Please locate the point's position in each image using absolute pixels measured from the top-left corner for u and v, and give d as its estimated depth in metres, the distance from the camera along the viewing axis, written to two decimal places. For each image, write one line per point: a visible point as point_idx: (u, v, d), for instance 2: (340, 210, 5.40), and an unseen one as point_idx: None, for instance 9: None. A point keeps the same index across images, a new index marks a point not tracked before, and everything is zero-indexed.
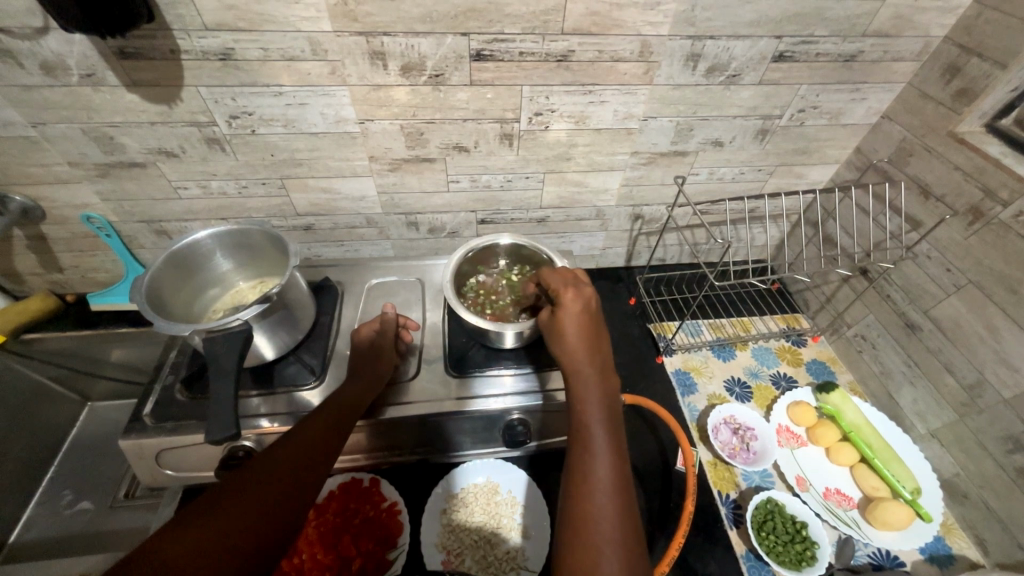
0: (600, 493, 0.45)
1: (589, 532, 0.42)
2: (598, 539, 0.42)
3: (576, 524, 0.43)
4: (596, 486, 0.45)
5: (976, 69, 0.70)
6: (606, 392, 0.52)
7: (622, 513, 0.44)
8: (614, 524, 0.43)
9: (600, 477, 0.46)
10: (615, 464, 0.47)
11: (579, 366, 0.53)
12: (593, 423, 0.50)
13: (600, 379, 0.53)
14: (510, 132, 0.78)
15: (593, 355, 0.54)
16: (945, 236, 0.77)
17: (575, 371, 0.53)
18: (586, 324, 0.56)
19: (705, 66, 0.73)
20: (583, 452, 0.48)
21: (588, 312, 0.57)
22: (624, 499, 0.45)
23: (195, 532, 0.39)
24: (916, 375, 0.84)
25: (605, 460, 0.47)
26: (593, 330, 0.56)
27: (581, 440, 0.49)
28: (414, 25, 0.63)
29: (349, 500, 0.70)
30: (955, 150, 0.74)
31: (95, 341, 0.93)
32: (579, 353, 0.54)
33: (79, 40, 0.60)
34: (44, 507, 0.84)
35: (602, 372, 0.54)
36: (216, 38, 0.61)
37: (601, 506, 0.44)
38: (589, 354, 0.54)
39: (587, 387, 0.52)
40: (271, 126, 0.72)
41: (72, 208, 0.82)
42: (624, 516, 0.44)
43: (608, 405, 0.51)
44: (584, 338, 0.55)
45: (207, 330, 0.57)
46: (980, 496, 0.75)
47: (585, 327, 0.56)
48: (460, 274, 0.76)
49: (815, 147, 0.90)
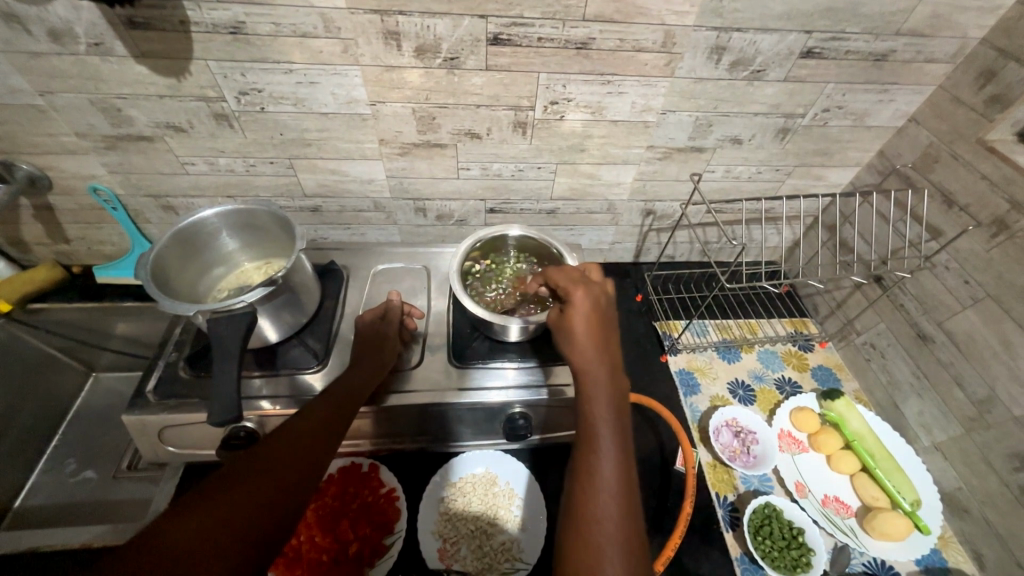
0: (605, 494, 0.44)
1: (592, 534, 0.42)
2: (601, 540, 0.41)
3: (580, 525, 0.43)
4: (600, 488, 0.45)
5: (1013, 75, 0.67)
6: (614, 393, 0.51)
7: (627, 514, 0.43)
8: (618, 525, 0.43)
9: (606, 480, 0.45)
10: (622, 466, 0.47)
11: (588, 365, 0.52)
12: (601, 422, 0.49)
13: (609, 378, 0.52)
14: (524, 121, 0.76)
15: (603, 356, 0.53)
16: (966, 246, 0.75)
17: (585, 371, 0.52)
18: (596, 323, 0.55)
19: (729, 60, 0.70)
20: (589, 453, 0.47)
21: (598, 309, 0.56)
22: (629, 501, 0.45)
23: (196, 519, 0.38)
24: (924, 387, 0.83)
25: (612, 461, 0.46)
26: (603, 327, 0.55)
27: (588, 440, 0.48)
28: (430, 4, 0.61)
29: (348, 484, 0.70)
30: (983, 159, 0.72)
31: (100, 314, 0.93)
32: (590, 352, 0.53)
33: (87, 8, 0.58)
34: (48, 476, 0.85)
35: (612, 372, 0.53)
36: (227, 10, 0.60)
37: (606, 508, 0.43)
38: (599, 355, 0.53)
39: (596, 387, 0.51)
40: (281, 104, 0.71)
41: (78, 179, 0.81)
42: (628, 518, 0.43)
43: (618, 404, 0.51)
44: (595, 336, 0.54)
45: (211, 310, 0.56)
46: (981, 511, 0.74)
47: (595, 325, 0.55)
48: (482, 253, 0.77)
49: (837, 148, 0.87)
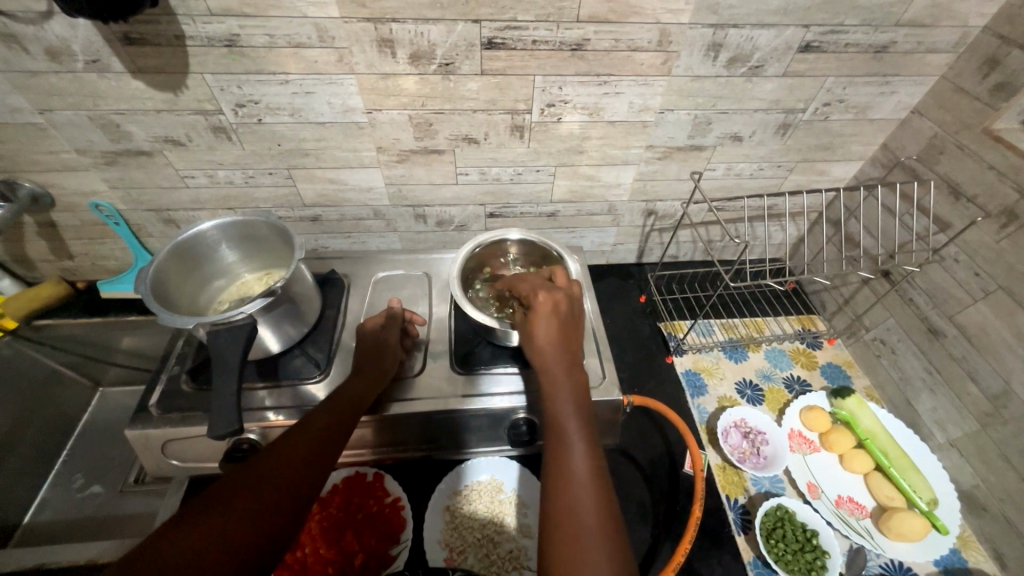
0: (579, 488, 0.44)
1: (570, 531, 0.41)
2: (580, 537, 0.40)
3: (558, 525, 0.42)
4: (574, 485, 0.44)
5: (1018, 62, 0.66)
6: (578, 389, 0.51)
7: (602, 507, 0.43)
8: (595, 521, 0.41)
9: (578, 477, 0.44)
10: (592, 458, 0.46)
11: (552, 365, 0.53)
12: (567, 419, 0.49)
13: (571, 375, 0.52)
14: (521, 124, 0.76)
15: (564, 354, 0.54)
16: (975, 238, 0.74)
17: (549, 373, 0.52)
18: (558, 324, 0.56)
19: (726, 56, 0.69)
20: (560, 452, 0.47)
21: (560, 309, 0.57)
22: (604, 493, 0.44)
23: (194, 532, 0.38)
24: (937, 382, 0.82)
25: (583, 457, 0.46)
26: (564, 327, 0.56)
27: (558, 438, 0.48)
28: (424, 11, 0.61)
29: (352, 494, 0.70)
30: (989, 149, 0.71)
31: (106, 329, 0.94)
32: (552, 354, 0.53)
33: (83, 25, 0.59)
34: (56, 490, 0.85)
35: (575, 371, 0.53)
36: (222, 24, 0.60)
37: (582, 504, 0.42)
38: (561, 355, 0.53)
39: (558, 385, 0.51)
40: (278, 115, 0.71)
41: (80, 196, 0.82)
42: (607, 512, 0.42)
43: (582, 399, 0.51)
44: (556, 335, 0.55)
45: (211, 323, 0.56)
46: (1000, 509, 0.72)
47: (557, 325, 0.56)
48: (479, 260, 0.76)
49: (840, 142, 0.86)
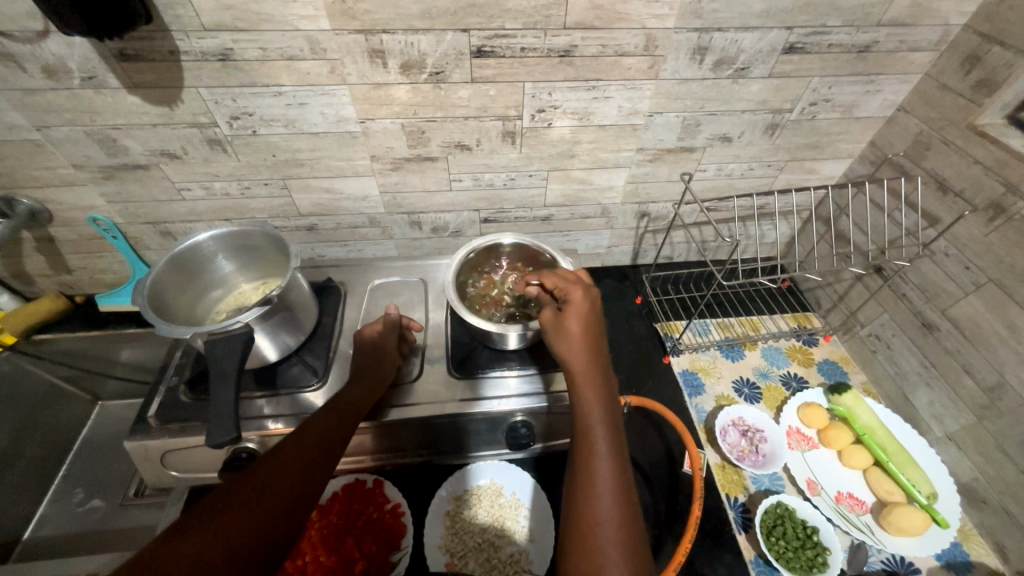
0: (603, 494, 0.44)
1: (593, 536, 0.42)
2: (602, 541, 0.41)
3: (581, 528, 0.42)
4: (599, 491, 0.44)
5: (998, 59, 0.67)
6: (608, 393, 0.51)
7: (626, 515, 0.43)
8: (619, 527, 0.42)
9: (603, 482, 0.45)
10: (617, 464, 0.46)
11: (580, 367, 0.52)
12: (595, 423, 0.49)
13: (600, 378, 0.52)
14: (513, 130, 0.77)
15: (594, 355, 0.53)
16: (964, 232, 0.74)
17: (578, 372, 0.52)
18: (589, 325, 0.55)
19: (712, 59, 0.71)
20: (584, 455, 0.47)
21: (592, 309, 0.56)
22: (627, 500, 0.44)
23: (197, 536, 0.38)
24: (932, 376, 0.82)
25: (608, 461, 0.46)
26: (596, 328, 0.55)
27: (584, 441, 0.48)
28: (413, 21, 0.62)
29: (353, 501, 0.70)
30: (974, 143, 0.72)
31: (104, 342, 0.95)
32: (582, 355, 0.53)
33: (80, 44, 0.60)
34: (56, 506, 0.85)
35: (605, 373, 0.53)
36: (215, 39, 0.61)
37: (605, 510, 0.43)
38: (591, 357, 0.53)
39: (588, 387, 0.51)
40: (272, 127, 0.72)
41: (78, 211, 0.83)
42: (628, 518, 0.43)
43: (610, 404, 0.51)
44: (586, 335, 0.54)
45: (207, 333, 0.56)
46: (1000, 501, 0.72)
47: (588, 325, 0.55)
48: (472, 265, 0.77)
49: (828, 141, 0.87)
